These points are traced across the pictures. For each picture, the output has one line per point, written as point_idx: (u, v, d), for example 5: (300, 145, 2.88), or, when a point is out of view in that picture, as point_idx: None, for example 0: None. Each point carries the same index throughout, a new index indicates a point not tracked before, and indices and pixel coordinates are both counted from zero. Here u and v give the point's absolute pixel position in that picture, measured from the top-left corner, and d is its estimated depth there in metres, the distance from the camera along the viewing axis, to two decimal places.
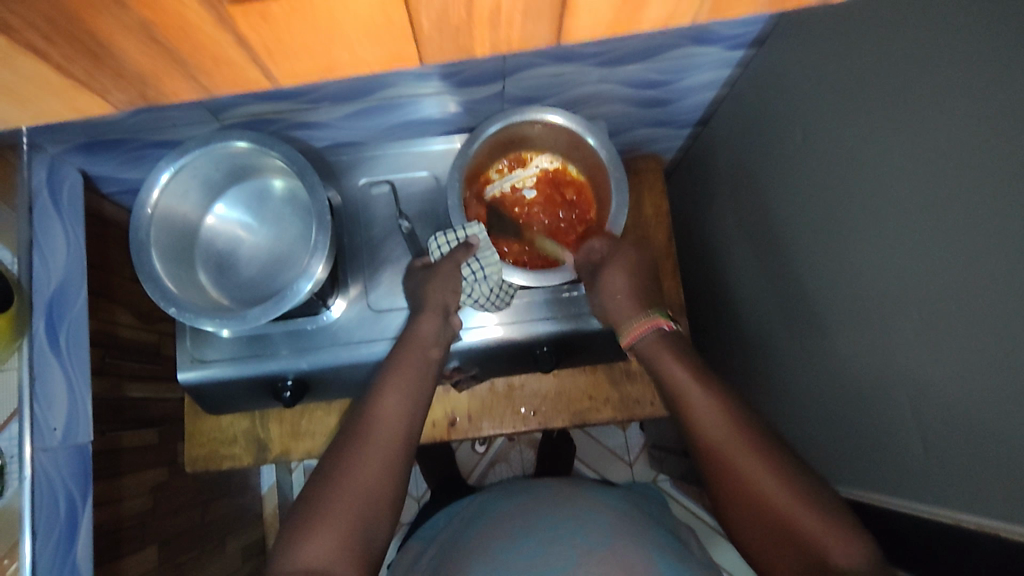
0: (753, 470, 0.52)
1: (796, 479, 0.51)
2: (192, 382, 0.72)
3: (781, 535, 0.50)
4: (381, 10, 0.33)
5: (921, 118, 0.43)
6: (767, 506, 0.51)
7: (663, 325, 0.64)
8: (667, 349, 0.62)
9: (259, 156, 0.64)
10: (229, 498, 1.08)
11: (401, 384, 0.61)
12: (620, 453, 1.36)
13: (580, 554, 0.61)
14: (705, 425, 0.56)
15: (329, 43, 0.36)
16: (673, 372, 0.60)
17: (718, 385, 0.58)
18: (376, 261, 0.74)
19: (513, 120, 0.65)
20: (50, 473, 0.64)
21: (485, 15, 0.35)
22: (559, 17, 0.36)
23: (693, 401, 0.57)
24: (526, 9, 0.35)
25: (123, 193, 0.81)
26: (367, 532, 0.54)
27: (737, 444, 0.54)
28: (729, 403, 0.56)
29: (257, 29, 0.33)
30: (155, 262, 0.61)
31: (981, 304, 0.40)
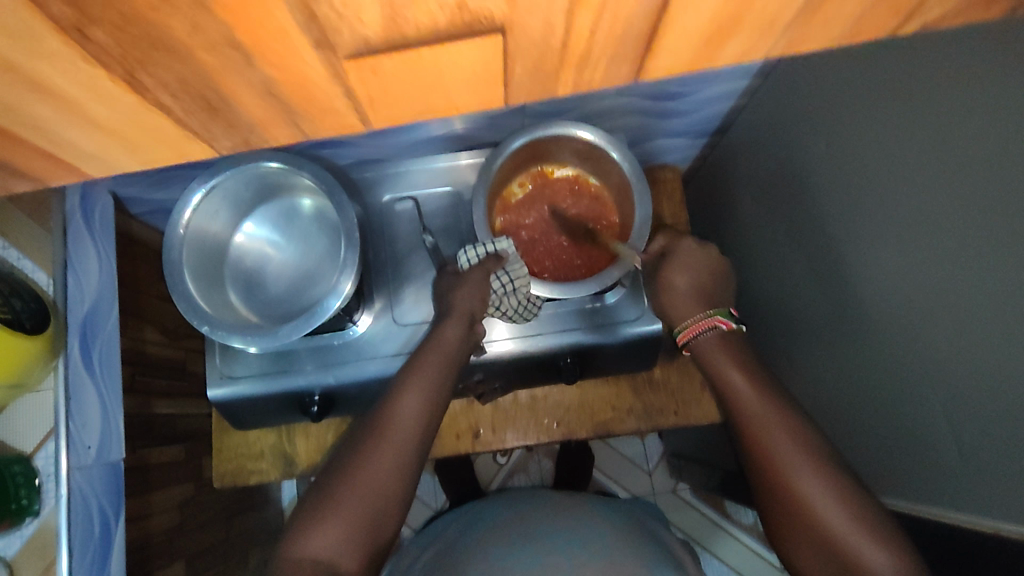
0: (811, 487, 0.50)
1: (851, 496, 0.49)
2: (222, 398, 0.73)
3: (824, 550, 0.49)
4: (482, 61, 0.34)
5: (950, 130, 0.44)
6: (818, 523, 0.49)
7: (722, 324, 0.60)
8: (728, 355, 0.59)
9: (287, 175, 0.65)
10: (252, 512, 1.08)
11: (421, 384, 0.61)
12: (639, 461, 1.36)
13: (577, 565, 0.61)
14: (760, 436, 0.54)
15: (427, 93, 0.36)
16: (729, 376, 0.58)
17: (771, 389, 0.56)
18: (400, 276, 0.75)
19: (538, 135, 0.66)
20: (85, 491, 0.64)
21: (575, 63, 0.35)
22: (642, 59, 0.35)
23: (753, 412, 0.55)
24: (613, 55, 0.34)
25: (151, 213, 0.83)
26: (378, 528, 0.54)
27: (795, 458, 0.52)
28: (791, 414, 0.54)
29: (365, 83, 0.34)
30: (188, 282, 0.62)
31: (1014, 314, 0.40)
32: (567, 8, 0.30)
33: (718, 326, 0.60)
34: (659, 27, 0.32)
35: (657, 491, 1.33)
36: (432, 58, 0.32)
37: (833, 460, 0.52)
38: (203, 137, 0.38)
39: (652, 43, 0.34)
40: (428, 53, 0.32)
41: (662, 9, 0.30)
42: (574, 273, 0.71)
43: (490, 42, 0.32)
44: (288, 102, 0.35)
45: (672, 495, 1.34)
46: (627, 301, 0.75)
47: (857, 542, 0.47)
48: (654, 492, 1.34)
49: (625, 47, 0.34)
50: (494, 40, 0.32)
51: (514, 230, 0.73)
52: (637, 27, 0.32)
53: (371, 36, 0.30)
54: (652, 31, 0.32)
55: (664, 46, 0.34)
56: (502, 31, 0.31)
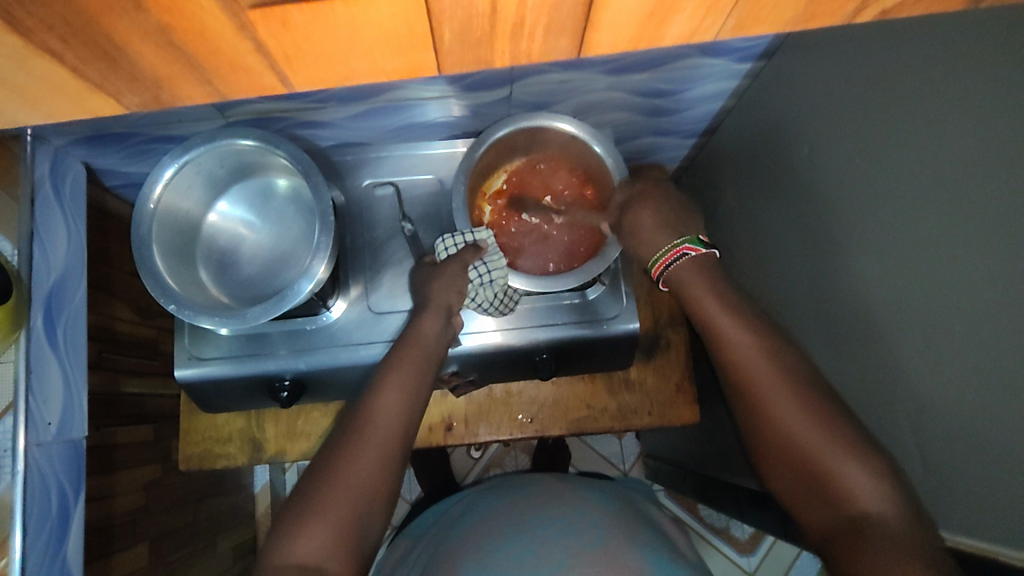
0: (783, 413, 0.51)
1: (828, 418, 0.50)
2: (189, 379, 0.71)
3: (807, 479, 0.49)
4: (403, 20, 0.32)
5: (931, 136, 0.43)
6: (797, 452, 0.50)
7: (690, 251, 0.61)
8: (709, 287, 0.59)
9: (264, 154, 0.64)
10: (221, 496, 1.07)
11: (400, 381, 0.60)
12: (615, 461, 1.36)
13: (572, 554, 0.60)
14: (741, 369, 0.55)
15: (349, 53, 0.35)
16: (709, 310, 0.58)
17: (752, 319, 0.57)
18: (377, 263, 0.74)
19: (521, 126, 0.65)
20: (43, 468, 0.63)
21: (508, 29, 0.35)
22: (582, 32, 0.35)
23: (730, 340, 0.56)
24: (549, 24, 0.34)
25: (126, 187, 0.81)
26: (363, 529, 0.53)
27: (770, 383, 0.53)
28: (769, 341, 0.55)
29: (277, 37, 0.32)
30: (157, 258, 0.60)
31: (985, 322, 0.40)
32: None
33: (688, 254, 0.61)
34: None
35: None
36: (346, 13, 0.31)
37: (808, 383, 0.52)
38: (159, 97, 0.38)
39: (590, 14, 0.34)
40: (340, 9, 0.31)
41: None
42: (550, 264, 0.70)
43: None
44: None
45: None
46: (605, 298, 0.75)
47: (838, 466, 0.48)
48: None
49: (561, 13, 0.33)
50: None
51: (512, 220, 0.72)
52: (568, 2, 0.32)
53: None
54: (589, 1, 0.32)
55: (604, 18, 0.34)
56: None
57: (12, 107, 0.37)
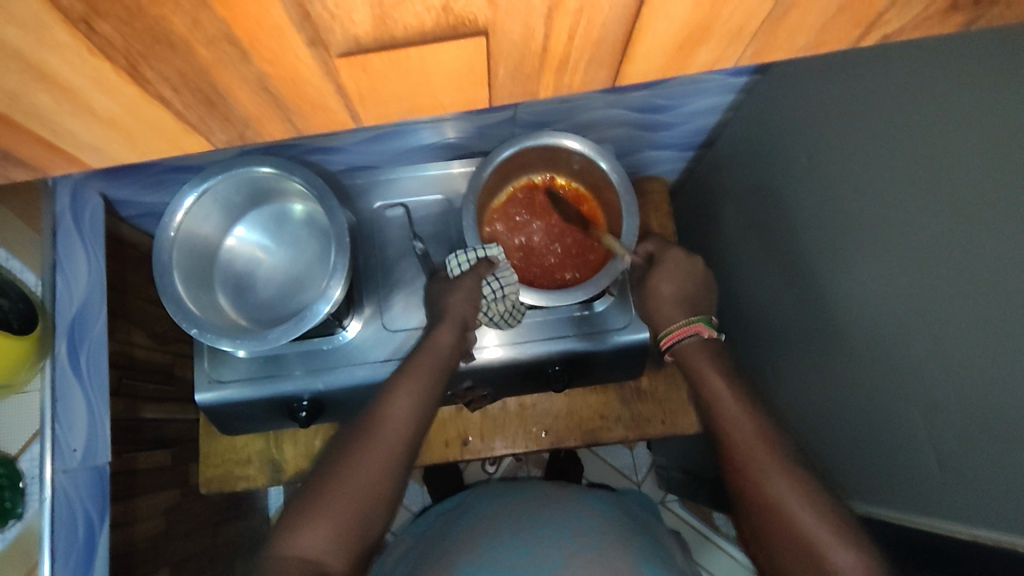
0: (780, 486, 0.51)
1: (819, 497, 0.50)
2: (209, 402, 0.73)
3: (794, 551, 0.49)
4: (465, 62, 0.38)
5: (927, 143, 0.45)
6: (789, 522, 0.49)
7: (703, 331, 0.63)
8: (709, 366, 0.62)
9: (279, 181, 0.66)
10: (237, 520, 1.07)
11: (413, 390, 0.61)
12: (627, 472, 1.36)
13: (565, 555, 0.61)
14: (734, 436, 0.56)
15: (413, 90, 0.40)
16: (709, 384, 0.60)
17: (748, 399, 0.59)
18: (390, 283, 0.75)
19: (528, 145, 0.67)
20: (69, 495, 0.64)
21: (555, 63, 0.39)
22: (618, 64, 0.39)
23: (729, 413, 0.57)
24: (590, 58, 0.38)
25: (141, 216, 0.83)
26: (363, 528, 0.53)
27: (769, 460, 0.53)
28: (763, 418, 0.57)
29: (354, 78, 0.37)
30: (178, 284, 0.62)
31: (990, 316, 0.41)
32: (547, 10, 0.33)
33: (701, 334, 0.64)
34: (635, 28, 0.36)
35: None
36: (418, 57, 0.36)
37: (807, 470, 0.53)
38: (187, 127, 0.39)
39: (627, 49, 0.38)
40: (413, 53, 0.36)
41: (635, 16, 0.34)
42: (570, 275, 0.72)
43: (471, 45, 0.36)
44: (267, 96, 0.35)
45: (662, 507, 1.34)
46: (614, 309, 0.76)
47: (826, 541, 0.48)
48: None
49: (601, 51, 0.37)
50: (475, 42, 0.36)
51: (523, 227, 0.74)
52: (613, 31, 0.36)
53: (361, 35, 0.33)
54: (627, 37, 0.36)
55: (639, 49, 0.38)
56: (482, 34, 0.35)
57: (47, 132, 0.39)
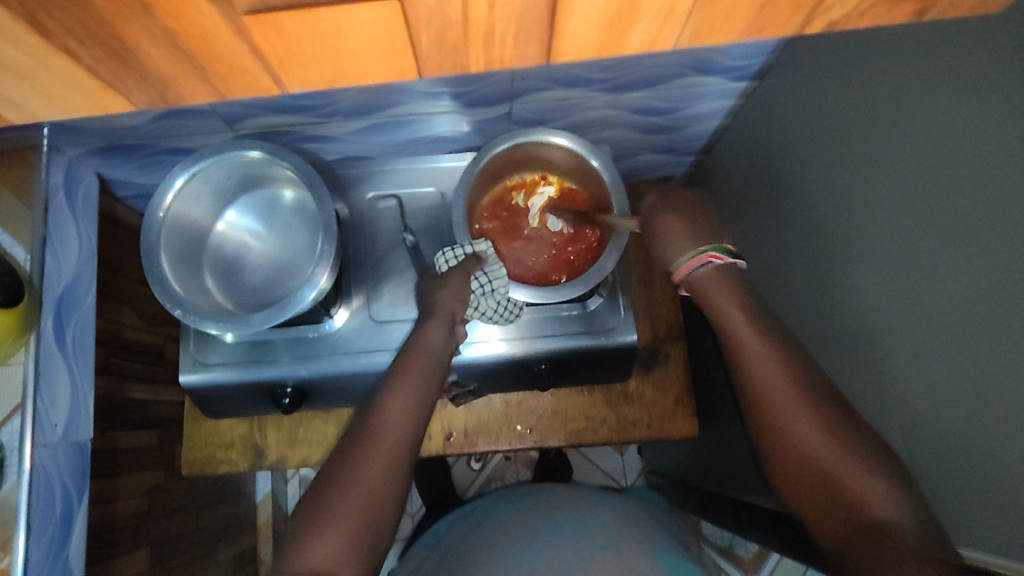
0: (805, 424, 0.50)
1: (845, 431, 0.49)
2: (193, 385, 0.73)
3: (822, 487, 0.48)
4: (383, 27, 0.37)
5: (920, 156, 0.44)
6: (818, 461, 0.49)
7: (716, 259, 0.60)
8: (728, 295, 0.58)
9: (270, 166, 0.66)
10: (221, 505, 1.07)
11: (407, 389, 0.60)
12: (616, 476, 1.36)
13: (582, 557, 0.61)
14: (756, 374, 0.54)
15: (336, 57, 0.40)
16: (728, 319, 0.57)
17: (768, 328, 0.56)
18: (380, 273, 0.75)
19: (521, 141, 0.67)
20: (48, 468, 0.64)
21: (480, 35, 0.39)
22: (549, 38, 0.40)
23: (750, 349, 0.55)
24: (517, 31, 0.39)
25: (136, 197, 0.83)
26: (372, 535, 0.52)
27: (793, 398, 0.52)
28: (785, 350, 0.54)
29: (271, 43, 0.37)
30: (165, 264, 0.62)
31: (977, 330, 0.40)
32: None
33: (713, 262, 0.60)
34: (557, 4, 0.36)
35: None
36: (330, 18, 0.35)
37: (834, 402, 0.51)
38: None
39: (555, 23, 0.38)
40: (325, 13, 0.35)
41: None
42: (562, 274, 0.70)
43: (386, 7, 0.35)
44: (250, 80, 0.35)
45: None
46: (605, 310, 0.76)
47: (855, 478, 0.47)
48: None
49: (528, 23, 0.38)
50: (388, 4, 0.35)
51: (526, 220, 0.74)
52: (534, 7, 0.36)
53: None
54: (551, 12, 0.37)
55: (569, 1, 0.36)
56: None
57: (36, 101, 0.39)
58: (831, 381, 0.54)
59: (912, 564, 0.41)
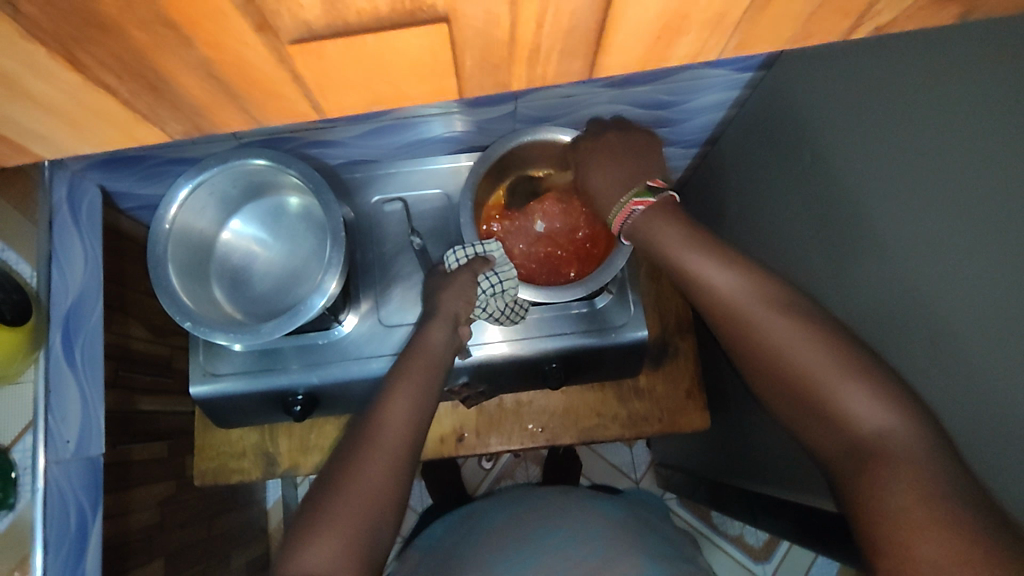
0: (773, 337, 0.47)
1: (819, 335, 0.46)
2: (204, 396, 0.72)
3: (801, 402, 0.45)
4: (429, 49, 0.34)
5: (926, 146, 0.44)
6: (792, 375, 0.46)
7: (641, 204, 0.58)
8: (662, 218, 0.56)
9: (275, 173, 0.65)
10: (234, 511, 1.08)
11: (408, 390, 0.60)
12: (626, 470, 1.36)
13: (570, 566, 0.62)
14: (716, 296, 0.51)
15: (374, 80, 0.36)
16: (666, 241, 0.54)
17: (709, 240, 0.53)
18: (388, 277, 0.75)
19: (525, 140, 0.66)
20: (62, 486, 0.64)
21: (526, 54, 0.35)
22: (594, 55, 0.36)
23: (696, 270, 0.52)
24: (563, 48, 0.35)
25: (140, 209, 0.82)
26: (375, 533, 0.51)
27: (759, 311, 0.48)
28: (738, 262, 0.51)
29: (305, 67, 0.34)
30: (172, 277, 0.61)
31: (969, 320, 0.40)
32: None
33: (642, 207, 0.58)
34: (608, 17, 0.33)
35: None
36: (376, 44, 0.33)
37: (794, 306, 0.48)
38: (175, 121, 0.39)
39: (602, 37, 0.35)
40: (371, 39, 0.32)
41: (606, 6, 0.32)
42: (576, 273, 0.71)
43: (433, 31, 0.32)
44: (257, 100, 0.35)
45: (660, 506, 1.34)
46: (614, 307, 0.75)
47: (831, 386, 0.44)
48: None
49: (573, 41, 0.34)
50: (439, 28, 0.32)
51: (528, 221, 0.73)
52: (583, 22, 0.33)
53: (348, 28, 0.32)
54: (600, 27, 0.33)
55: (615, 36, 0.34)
56: (445, 21, 0.32)
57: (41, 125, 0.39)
58: (784, 279, 0.50)
59: (911, 482, 0.38)
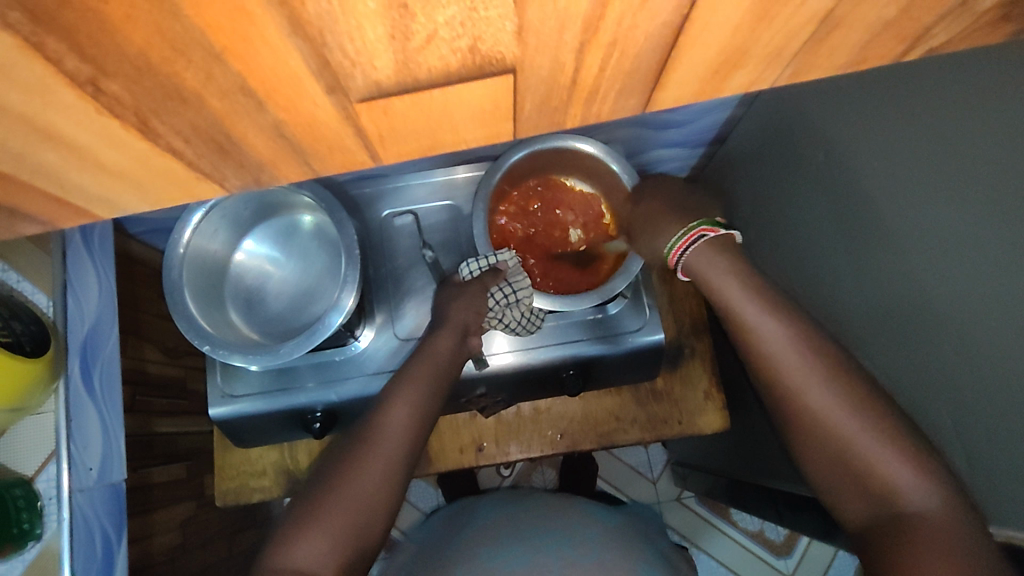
0: (819, 401, 0.49)
1: (865, 404, 0.48)
2: (222, 417, 0.72)
3: (843, 467, 0.48)
4: (491, 97, 0.30)
5: (944, 142, 0.44)
6: (838, 441, 0.48)
7: (708, 233, 0.57)
8: (721, 266, 0.56)
9: (287, 194, 0.65)
10: (253, 528, 1.08)
11: (411, 397, 0.60)
12: (643, 470, 1.35)
13: (564, 565, 0.61)
14: (765, 350, 0.52)
15: (426, 109, 0.29)
16: (723, 291, 0.55)
17: (770, 296, 0.54)
18: (401, 291, 0.75)
19: (535, 149, 0.66)
20: (87, 513, 0.64)
21: (584, 96, 0.30)
22: (651, 88, 0.31)
23: (752, 323, 0.53)
24: (623, 85, 0.30)
25: (150, 232, 0.83)
26: (362, 535, 0.52)
27: (807, 373, 0.50)
28: (794, 322, 0.52)
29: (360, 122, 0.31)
30: (189, 301, 0.61)
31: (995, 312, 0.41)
32: (579, 44, 0.26)
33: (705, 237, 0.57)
34: (674, 48, 0.28)
35: (662, 501, 1.33)
36: (443, 97, 0.28)
37: (845, 371, 0.50)
38: None
39: (672, 55, 0.28)
40: (439, 92, 0.28)
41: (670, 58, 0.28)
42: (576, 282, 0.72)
43: (498, 78, 0.28)
44: (312, 149, 0.31)
45: (676, 504, 1.33)
46: (628, 311, 0.75)
47: (878, 460, 0.46)
48: (659, 500, 1.33)
49: (639, 72, 0.29)
50: (503, 81, 0.28)
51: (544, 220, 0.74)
52: (648, 64, 0.29)
53: None
54: (664, 68, 0.29)
55: (678, 75, 0.30)
56: (511, 72, 0.27)
57: None
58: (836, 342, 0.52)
59: (950, 561, 0.40)
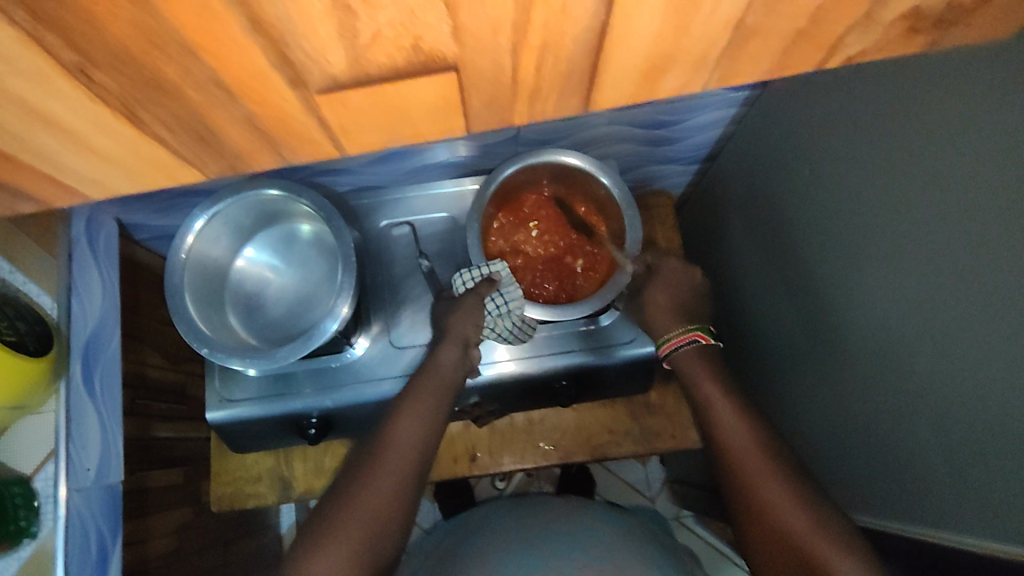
0: (771, 492, 0.52)
1: (812, 500, 0.51)
2: (220, 421, 0.73)
3: (792, 560, 0.50)
4: (444, 94, 0.32)
5: (920, 156, 0.45)
6: (787, 534, 0.50)
7: (701, 337, 0.66)
8: (702, 367, 0.63)
9: (287, 202, 0.67)
10: (248, 537, 1.08)
11: (417, 409, 0.60)
12: (640, 487, 1.35)
13: (580, 566, 0.62)
14: (729, 444, 0.56)
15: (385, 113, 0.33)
16: (703, 389, 0.61)
17: (740, 401, 0.59)
18: (398, 300, 0.76)
19: (529, 162, 0.68)
20: (84, 513, 0.65)
21: (527, 94, 0.33)
22: (590, 88, 0.33)
23: (721, 420, 0.58)
24: (563, 87, 0.32)
25: (154, 239, 0.85)
26: (378, 549, 0.53)
27: (761, 469, 0.54)
28: (757, 423, 0.57)
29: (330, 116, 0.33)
30: (190, 305, 0.63)
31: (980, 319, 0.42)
32: (512, 47, 0.29)
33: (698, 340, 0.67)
34: (603, 45, 0.29)
35: None
36: (398, 92, 0.31)
37: (798, 469, 0.54)
38: None
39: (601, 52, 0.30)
40: (391, 90, 0.30)
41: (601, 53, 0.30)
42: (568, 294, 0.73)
43: (445, 77, 0.30)
44: (284, 137, 0.34)
45: (675, 522, 1.33)
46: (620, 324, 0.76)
47: (822, 551, 0.48)
48: None
49: (574, 73, 0.31)
50: (449, 77, 0.30)
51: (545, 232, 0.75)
52: (580, 61, 0.30)
53: None
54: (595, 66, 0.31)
55: (612, 79, 0.32)
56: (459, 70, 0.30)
57: None
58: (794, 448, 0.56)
59: None
